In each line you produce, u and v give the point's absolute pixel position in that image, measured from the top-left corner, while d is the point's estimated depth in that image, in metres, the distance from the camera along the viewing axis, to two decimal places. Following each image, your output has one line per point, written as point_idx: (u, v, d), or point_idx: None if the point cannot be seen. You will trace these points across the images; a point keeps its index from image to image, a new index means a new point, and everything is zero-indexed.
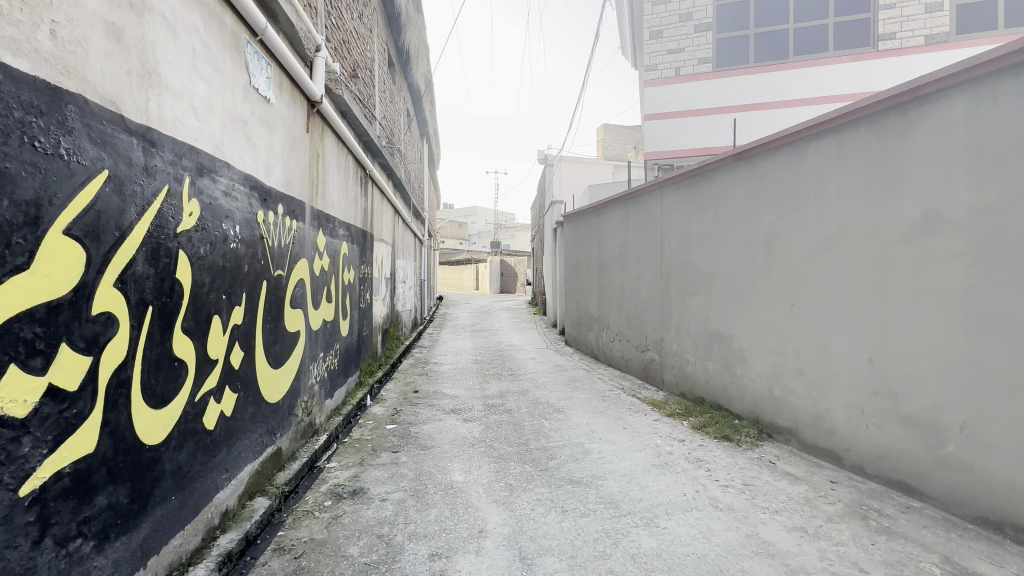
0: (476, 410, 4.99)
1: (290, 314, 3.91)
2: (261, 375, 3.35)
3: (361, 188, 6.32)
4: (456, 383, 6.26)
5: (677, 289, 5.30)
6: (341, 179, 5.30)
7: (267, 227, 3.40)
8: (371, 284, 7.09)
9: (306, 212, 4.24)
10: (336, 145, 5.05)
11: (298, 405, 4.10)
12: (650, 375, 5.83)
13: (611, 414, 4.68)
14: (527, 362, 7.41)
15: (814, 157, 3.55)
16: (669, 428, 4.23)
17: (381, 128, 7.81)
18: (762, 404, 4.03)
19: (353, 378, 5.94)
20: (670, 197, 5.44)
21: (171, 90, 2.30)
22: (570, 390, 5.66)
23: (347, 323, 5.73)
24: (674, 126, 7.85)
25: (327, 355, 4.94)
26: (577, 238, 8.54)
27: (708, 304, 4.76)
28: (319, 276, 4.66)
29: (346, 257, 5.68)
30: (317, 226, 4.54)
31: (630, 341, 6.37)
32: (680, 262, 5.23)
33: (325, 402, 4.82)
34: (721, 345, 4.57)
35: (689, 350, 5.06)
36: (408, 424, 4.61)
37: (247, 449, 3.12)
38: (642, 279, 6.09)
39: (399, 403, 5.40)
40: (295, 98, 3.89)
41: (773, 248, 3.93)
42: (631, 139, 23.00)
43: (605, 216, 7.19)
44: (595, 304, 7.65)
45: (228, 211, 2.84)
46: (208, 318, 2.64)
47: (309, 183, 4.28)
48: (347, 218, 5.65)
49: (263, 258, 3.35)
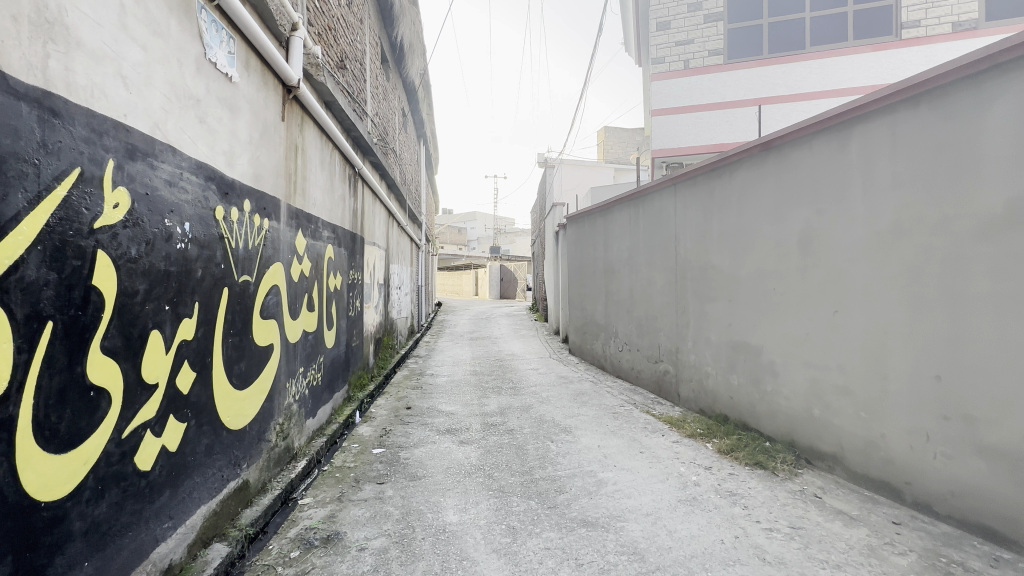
0: (474, 430, 4.50)
1: (260, 326, 3.42)
2: (222, 399, 2.87)
3: (349, 187, 5.85)
4: (453, 398, 5.76)
5: (694, 295, 4.82)
6: (325, 177, 4.84)
7: (229, 225, 2.93)
8: (361, 291, 6.61)
9: (282, 210, 3.77)
10: (319, 138, 4.59)
11: (271, 429, 3.61)
12: (664, 388, 5.34)
13: (624, 435, 4.18)
14: (529, 374, 6.92)
15: (860, 143, 3.10)
16: (692, 452, 3.73)
17: (373, 125, 7.37)
18: (799, 425, 3.54)
19: (340, 393, 5.45)
20: (685, 194, 4.99)
21: (88, 50, 1.83)
22: (577, 407, 5.16)
23: (332, 334, 5.25)
24: (684, 121, 7.41)
25: (309, 370, 4.46)
26: (581, 241, 8.07)
27: (731, 311, 4.30)
28: (298, 282, 4.18)
29: (332, 262, 5.21)
30: (296, 227, 4.07)
31: (641, 352, 5.88)
32: (698, 265, 4.78)
33: (305, 422, 4.32)
34: (747, 357, 4.10)
35: (710, 362, 4.57)
36: (397, 448, 4.11)
37: (201, 488, 2.62)
38: (654, 284, 5.62)
39: (388, 422, 4.90)
40: (266, 80, 3.43)
41: (809, 248, 3.48)
42: (632, 141, 22.63)
43: (612, 216, 6.73)
44: (601, 311, 7.18)
45: (172, 204, 2.37)
46: (143, 334, 2.16)
47: (286, 178, 3.82)
48: (332, 219, 5.18)
49: (224, 261, 2.87)
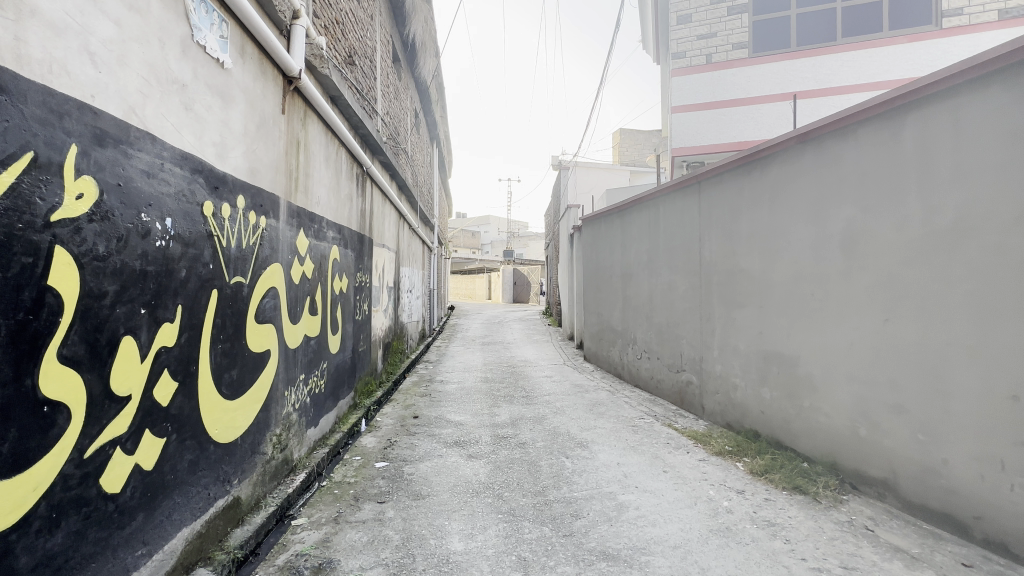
0: (483, 443, 4.22)
1: (255, 331, 3.20)
2: (209, 410, 2.64)
3: (356, 186, 5.65)
4: (462, 407, 5.50)
5: (721, 300, 4.49)
6: (330, 175, 4.63)
7: (219, 222, 2.71)
8: (369, 294, 6.40)
9: (281, 207, 3.56)
10: (323, 134, 4.39)
11: (267, 440, 3.39)
12: (687, 400, 5.01)
13: (646, 451, 3.86)
14: (543, 382, 6.63)
15: (915, 131, 2.76)
16: (721, 473, 3.41)
17: (383, 124, 7.18)
18: (843, 446, 3.19)
19: (345, 401, 5.24)
20: (710, 192, 4.66)
21: (46, 20, 1.62)
22: (593, 418, 4.85)
23: (337, 339, 5.03)
24: (706, 118, 7.07)
25: (311, 377, 4.24)
26: (597, 243, 7.76)
27: (761, 318, 3.96)
28: (299, 284, 3.97)
29: (337, 263, 4.99)
30: (297, 226, 3.86)
31: (661, 361, 5.55)
32: (724, 269, 4.45)
33: (305, 432, 4.10)
34: (780, 368, 3.75)
35: (738, 373, 4.23)
36: (401, 462, 3.85)
37: (182, 509, 2.39)
38: (675, 288, 5.29)
39: (394, 432, 4.64)
40: (265, 70, 3.23)
41: (855, 249, 3.13)
42: (648, 143, 22.19)
43: (630, 217, 6.42)
44: (618, 316, 6.86)
45: (150, 197, 2.15)
46: (113, 340, 1.94)
47: (285, 173, 3.61)
48: (338, 218, 4.97)
49: (213, 261, 2.65)
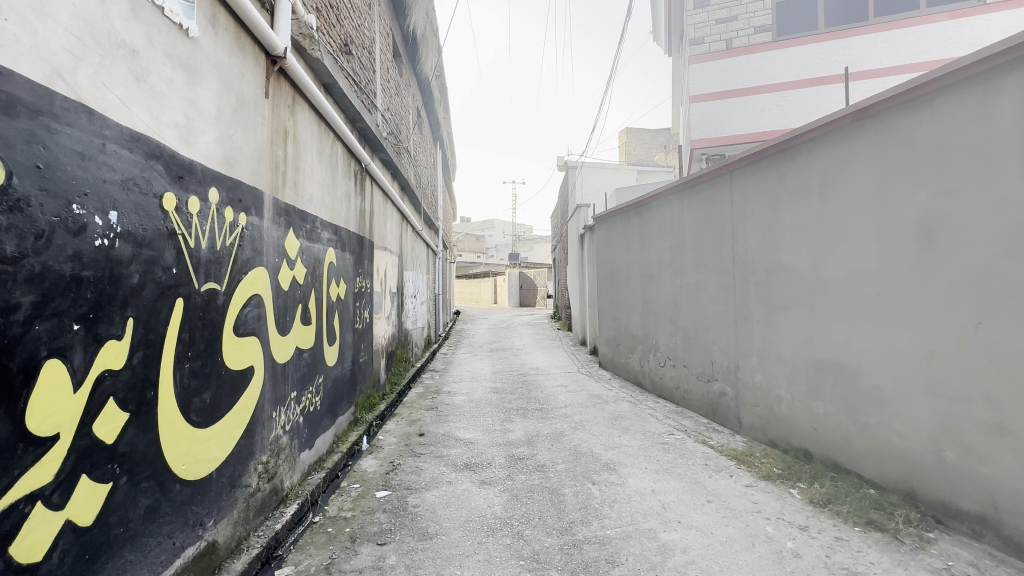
0: (497, 466, 3.77)
1: (235, 345, 2.77)
2: (173, 443, 2.21)
3: (354, 184, 5.24)
4: (472, 422, 5.05)
5: (760, 302, 4.02)
6: (323, 170, 4.22)
7: (185, 218, 2.29)
8: (370, 300, 5.97)
9: (265, 204, 3.14)
10: (315, 124, 3.97)
11: (251, 470, 2.95)
12: (720, 413, 4.53)
13: (684, 476, 3.39)
14: (558, 392, 6.16)
15: (1013, 98, 2.30)
16: (776, 504, 2.93)
17: (383, 120, 6.77)
18: (922, 472, 2.71)
19: (344, 417, 4.81)
20: (744, 182, 4.20)
21: None
22: (617, 435, 4.38)
23: (335, 350, 4.60)
24: (727, 107, 6.62)
25: (304, 394, 3.80)
26: (611, 243, 7.31)
27: (811, 321, 3.49)
28: (289, 291, 3.54)
29: (334, 267, 4.57)
30: (285, 225, 3.44)
31: (689, 369, 5.07)
32: (763, 267, 3.98)
33: (298, 456, 3.67)
34: (836, 379, 3.28)
35: (784, 384, 3.76)
36: (405, 490, 3.40)
37: (137, 568, 1.96)
38: (704, 289, 4.83)
39: (397, 454, 4.20)
40: (243, 45, 2.81)
41: (934, 240, 2.66)
42: (656, 142, 21.74)
43: (650, 213, 5.96)
44: (637, 320, 6.39)
45: (88, 183, 1.73)
46: (28, 366, 1.51)
47: (270, 166, 3.19)
48: (334, 218, 4.55)
49: (177, 264, 2.23)
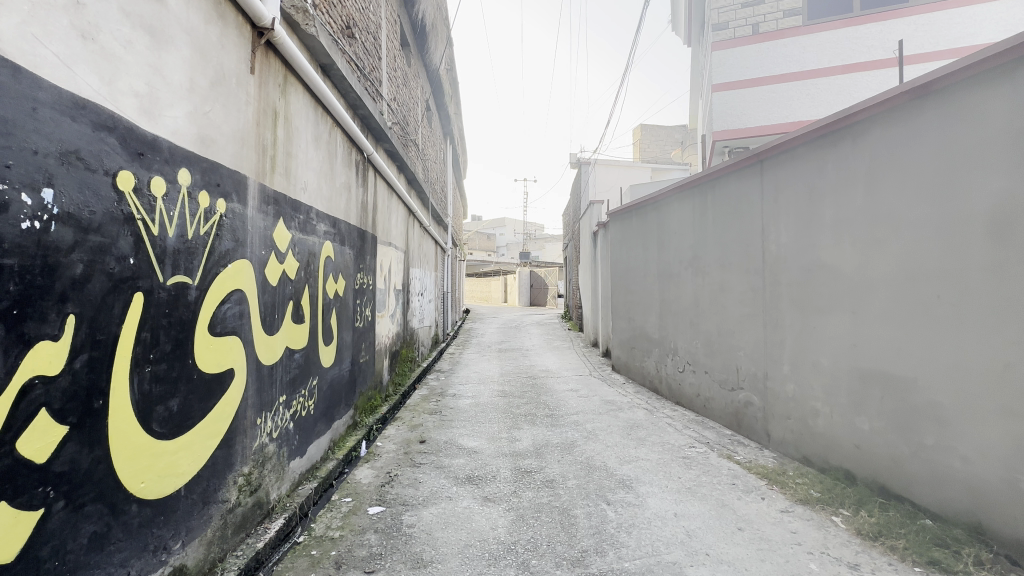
0: (502, 480, 3.45)
1: (211, 345, 2.49)
2: (130, 458, 1.93)
3: (355, 175, 4.95)
4: (477, 428, 4.74)
5: (794, 304, 3.64)
6: (320, 158, 3.94)
7: (146, 201, 2.00)
8: (372, 298, 5.69)
9: (250, 190, 2.85)
10: (310, 107, 3.68)
11: (229, 484, 2.67)
12: (746, 425, 4.16)
13: (710, 498, 3.04)
14: (568, 397, 5.83)
15: None
16: (817, 535, 2.57)
17: (389, 109, 6.48)
18: (993, 504, 2.33)
19: (342, 422, 4.54)
20: (777, 171, 3.82)
21: None
22: (633, 446, 4.04)
23: (331, 349, 4.32)
24: (752, 97, 6.22)
25: (294, 398, 3.52)
26: (626, 240, 6.94)
27: (854, 327, 3.12)
28: (278, 286, 3.26)
29: (331, 262, 4.28)
30: (273, 214, 3.15)
31: (711, 375, 4.71)
32: (798, 265, 3.61)
33: (287, 465, 3.39)
34: (885, 392, 2.91)
35: (821, 396, 3.38)
36: (400, 506, 3.10)
37: None
38: (729, 290, 4.46)
39: (395, 463, 3.90)
40: (223, 11, 2.53)
41: (1011, 233, 2.28)
42: (671, 140, 21.15)
43: (669, 208, 5.59)
44: (653, 322, 6.02)
45: (12, 153, 1.45)
46: None
47: (255, 148, 2.91)
48: (332, 210, 4.27)
49: (135, 254, 1.95)
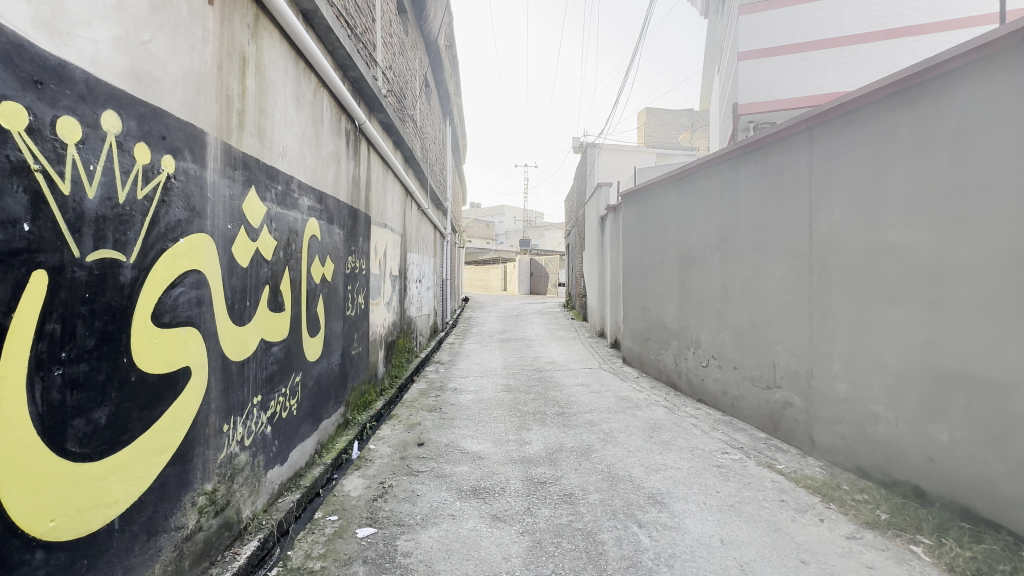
0: (512, 493, 2.99)
1: (156, 339, 2.00)
2: (31, 491, 1.45)
3: (346, 146, 4.42)
4: (481, 429, 4.28)
5: (848, 293, 3.16)
6: (302, 121, 3.41)
7: (50, 148, 1.50)
8: (366, 284, 5.20)
9: (210, 150, 2.34)
10: (288, 58, 3.14)
11: (186, 507, 2.20)
12: (786, 428, 3.71)
13: (759, 520, 2.59)
14: (579, 393, 5.38)
15: None
16: (901, 572, 2.12)
17: (384, 76, 5.90)
18: None
19: (331, 421, 4.07)
20: (830, 141, 3.32)
21: None
22: (658, 452, 3.58)
23: (318, 339, 3.84)
24: (783, 66, 5.68)
25: (272, 398, 3.04)
26: (641, 224, 6.44)
27: (931, 319, 2.64)
28: (250, 268, 2.75)
29: (317, 242, 3.77)
30: (242, 182, 2.63)
31: (741, 372, 4.24)
32: (856, 248, 3.12)
33: (265, 476, 2.92)
34: (972, 398, 2.44)
35: (883, 399, 2.92)
36: (394, 528, 2.62)
37: None
38: (765, 276, 3.97)
39: (389, 471, 3.43)
40: None
41: None
42: (677, 124, 20.48)
43: (693, 187, 5.09)
44: (672, 312, 5.55)
45: None
46: None
47: (217, 99, 2.39)
48: (317, 183, 3.75)
49: (33, 220, 1.45)
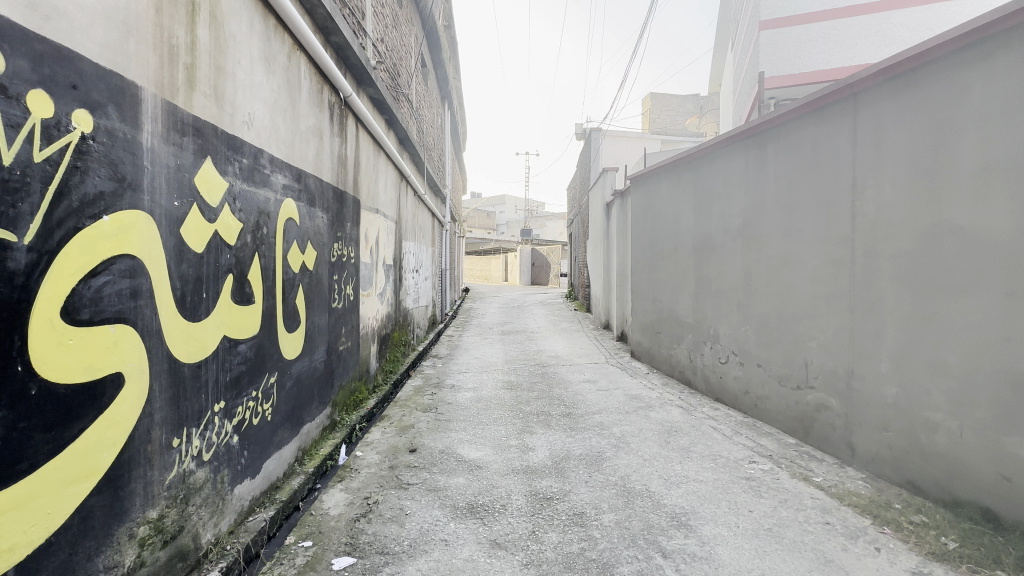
0: (514, 512, 2.61)
1: (70, 340, 1.60)
2: None
3: (329, 120, 3.99)
4: (480, 432, 3.90)
5: (901, 282, 2.75)
6: (274, 86, 2.98)
7: None
8: (355, 273, 4.79)
9: (146, 108, 1.92)
10: (253, 10, 2.70)
11: (122, 541, 1.82)
12: (820, 434, 3.32)
13: (804, 549, 2.20)
14: (586, 390, 5.00)
15: None
16: None
17: (374, 48, 5.42)
18: None
19: (315, 424, 3.70)
20: (880, 108, 2.88)
21: None
22: (677, 461, 3.20)
23: (298, 334, 3.45)
24: (810, 35, 5.18)
25: (240, 404, 2.65)
26: (651, 209, 6.01)
27: (1008, 313, 2.23)
28: (207, 253, 2.35)
29: (295, 227, 3.35)
30: (193, 152, 2.21)
31: (768, 370, 3.84)
32: (911, 231, 2.70)
33: (231, 493, 2.55)
34: None
35: (945, 406, 2.51)
36: (374, 561, 2.22)
37: None
38: (796, 264, 3.56)
39: (375, 484, 3.04)
40: None
41: None
42: (682, 110, 19.86)
43: (712, 167, 4.65)
44: (687, 303, 5.14)
45: None
46: None
47: (155, 47, 1.96)
48: (295, 159, 3.33)
49: None
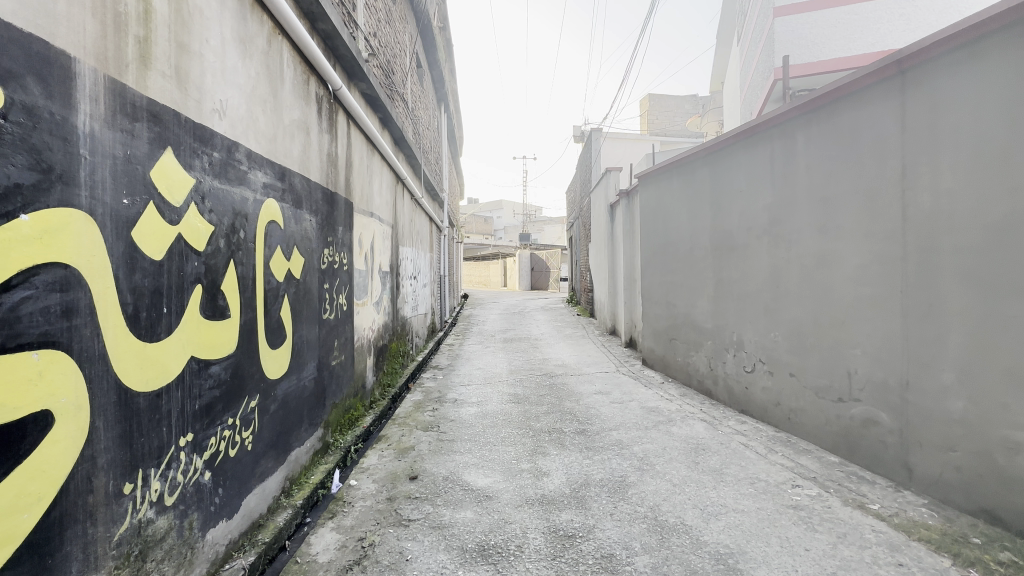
0: (531, 555, 2.25)
1: None
2: None
3: (317, 115, 3.65)
4: (488, 454, 3.54)
5: (969, 280, 2.41)
6: (251, 71, 2.65)
7: None
8: (348, 281, 4.44)
9: (82, 84, 1.57)
10: None
11: None
12: (869, 452, 2.97)
13: None
14: (599, 403, 4.64)
15: None
16: None
17: (366, 41, 5.11)
18: None
19: (304, 449, 3.33)
20: (936, 85, 2.55)
21: None
22: (711, 486, 2.84)
23: (284, 348, 3.09)
24: (829, 21, 4.89)
25: (213, 434, 2.29)
26: (662, 207, 5.68)
27: None
28: (167, 261, 2.00)
29: (278, 230, 3.01)
30: (148, 141, 1.86)
31: (804, 380, 3.50)
32: (979, 223, 2.37)
33: (201, 539, 2.18)
34: None
35: None
36: None
37: None
38: (836, 262, 3.22)
39: (371, 520, 2.67)
40: None
41: None
42: (681, 111, 19.62)
43: (732, 160, 4.33)
44: (705, 308, 4.80)
45: None
46: None
47: (95, 11, 1.61)
48: (277, 155, 2.99)
49: None
